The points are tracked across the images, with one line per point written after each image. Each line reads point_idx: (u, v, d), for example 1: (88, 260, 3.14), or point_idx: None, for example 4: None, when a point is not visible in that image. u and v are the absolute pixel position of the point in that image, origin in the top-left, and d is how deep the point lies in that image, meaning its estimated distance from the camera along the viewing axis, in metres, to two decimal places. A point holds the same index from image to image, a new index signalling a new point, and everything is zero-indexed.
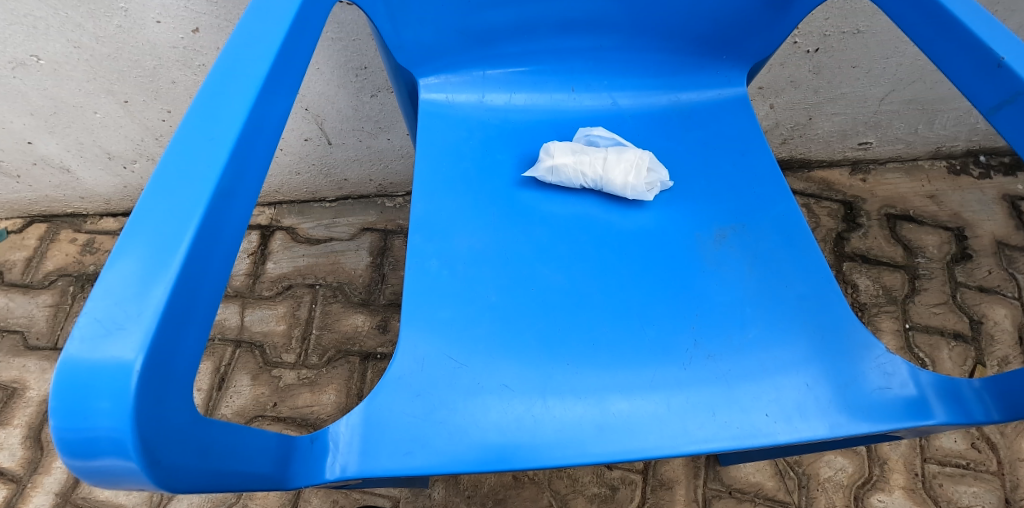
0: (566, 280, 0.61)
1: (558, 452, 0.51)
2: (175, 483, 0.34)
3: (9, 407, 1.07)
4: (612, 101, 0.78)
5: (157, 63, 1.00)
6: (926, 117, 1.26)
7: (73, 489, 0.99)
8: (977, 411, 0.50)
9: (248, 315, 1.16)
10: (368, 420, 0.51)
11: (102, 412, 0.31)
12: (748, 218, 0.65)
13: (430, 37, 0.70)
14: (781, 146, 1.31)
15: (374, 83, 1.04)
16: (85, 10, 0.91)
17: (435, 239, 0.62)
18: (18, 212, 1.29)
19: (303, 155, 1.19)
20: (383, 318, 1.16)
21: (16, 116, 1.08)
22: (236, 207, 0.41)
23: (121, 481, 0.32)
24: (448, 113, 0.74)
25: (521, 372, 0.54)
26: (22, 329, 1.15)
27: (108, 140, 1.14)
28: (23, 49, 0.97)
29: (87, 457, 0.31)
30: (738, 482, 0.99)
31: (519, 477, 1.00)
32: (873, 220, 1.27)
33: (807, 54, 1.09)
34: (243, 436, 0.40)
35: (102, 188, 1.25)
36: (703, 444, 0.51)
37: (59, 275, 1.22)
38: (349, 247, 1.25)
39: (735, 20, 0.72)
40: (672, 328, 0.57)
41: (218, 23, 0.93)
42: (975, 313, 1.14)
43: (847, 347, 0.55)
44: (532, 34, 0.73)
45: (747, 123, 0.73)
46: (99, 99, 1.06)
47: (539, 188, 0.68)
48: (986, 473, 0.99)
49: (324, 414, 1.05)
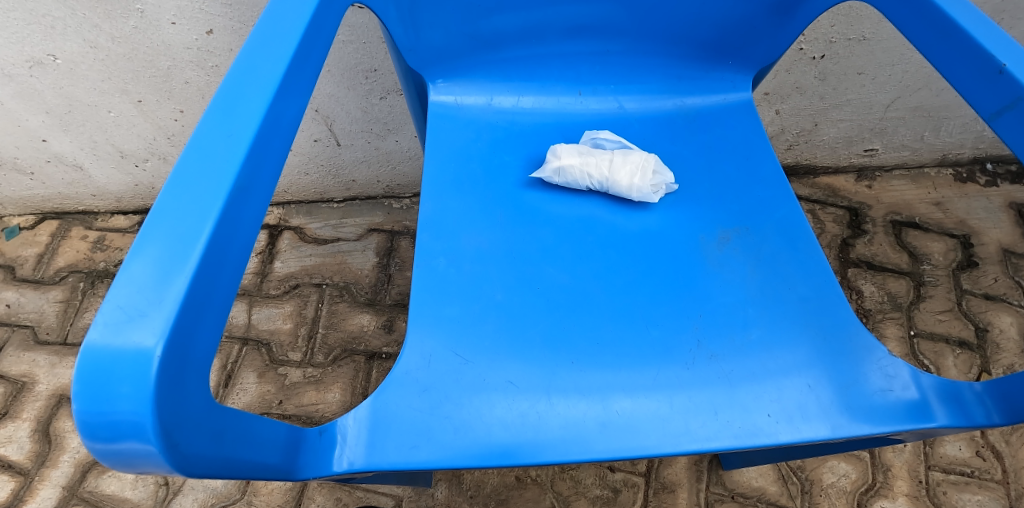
0: (570, 280, 0.62)
1: (561, 448, 0.51)
2: (191, 468, 0.34)
3: (17, 401, 1.08)
4: (618, 105, 0.78)
5: (171, 64, 1.01)
6: (932, 124, 1.26)
7: (80, 483, 1.00)
8: (978, 413, 0.50)
9: (255, 313, 1.17)
10: (375, 414, 0.52)
11: (123, 396, 0.32)
12: (752, 221, 0.65)
13: (441, 41, 0.72)
14: (787, 152, 1.32)
15: (383, 85, 1.06)
16: (102, 10, 0.93)
17: (441, 237, 0.63)
18: (31, 209, 1.31)
19: (312, 156, 1.21)
20: (388, 318, 1.16)
21: (31, 114, 1.10)
22: (253, 202, 0.42)
23: (138, 463, 0.33)
24: (456, 115, 0.75)
25: (526, 370, 0.55)
26: (32, 324, 1.16)
27: (121, 138, 1.15)
28: (40, 48, 0.99)
29: (109, 439, 0.32)
30: (740, 486, 0.99)
31: (522, 478, 1.00)
32: (878, 226, 1.27)
33: (812, 60, 1.10)
34: (254, 426, 0.41)
35: (114, 186, 1.26)
36: (706, 443, 0.51)
37: (69, 271, 1.23)
38: (355, 247, 1.26)
39: (740, 25, 0.72)
40: (675, 328, 0.58)
41: (232, 26, 0.95)
42: (980, 320, 1.14)
43: (850, 350, 0.56)
44: (540, 39, 0.74)
45: (752, 127, 0.74)
46: (113, 99, 1.07)
47: (545, 189, 0.69)
48: (991, 481, 0.99)
49: (329, 413, 1.06)
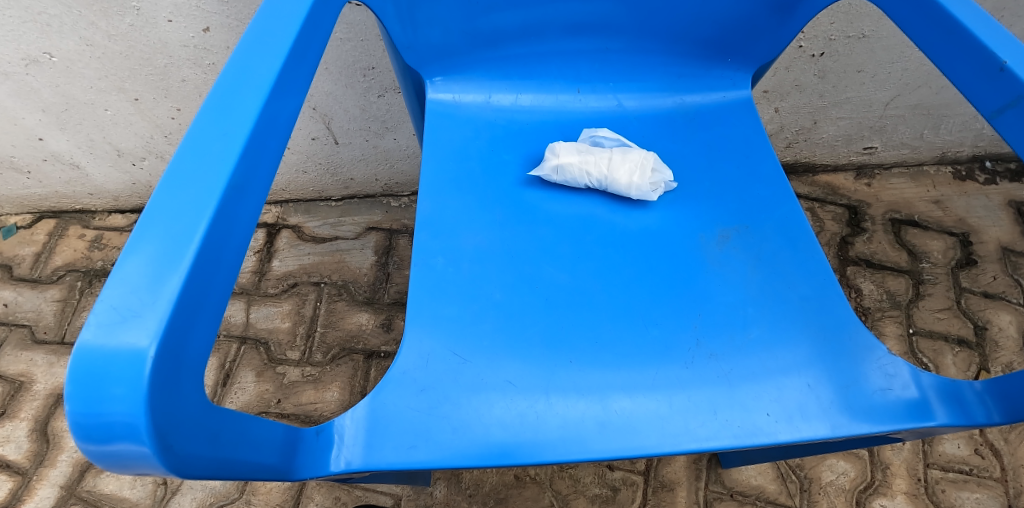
0: (568, 279, 0.61)
1: (560, 448, 0.51)
2: (186, 469, 0.34)
3: (15, 400, 1.08)
4: (617, 103, 0.78)
5: (168, 61, 1.01)
6: (932, 122, 1.26)
7: (78, 482, 1.00)
8: (978, 413, 0.50)
9: (253, 312, 1.17)
10: (372, 414, 0.52)
11: (116, 398, 0.32)
12: (751, 220, 0.65)
13: (439, 38, 0.71)
14: (786, 150, 1.31)
15: (381, 83, 1.05)
16: (98, 8, 0.93)
17: (439, 236, 0.63)
18: (28, 208, 1.31)
19: (310, 154, 1.20)
20: (386, 317, 1.16)
21: (27, 113, 1.09)
22: (248, 201, 0.42)
23: (132, 465, 0.32)
24: (454, 113, 0.74)
25: (524, 369, 0.55)
26: (30, 323, 1.16)
27: (117, 137, 1.15)
28: (36, 46, 0.98)
29: (102, 441, 0.32)
30: (739, 485, 0.99)
31: (521, 477, 1.00)
32: (877, 225, 1.27)
33: (812, 58, 1.09)
34: (251, 427, 0.41)
35: (111, 185, 1.26)
36: (705, 442, 0.51)
37: (67, 270, 1.23)
38: (353, 245, 1.26)
39: (740, 23, 0.72)
40: (674, 327, 0.58)
41: (229, 23, 0.94)
42: (979, 318, 1.14)
43: (849, 349, 0.56)
44: (538, 36, 0.74)
45: (752, 125, 0.73)
46: (110, 97, 1.07)
47: (544, 188, 0.69)
48: (990, 479, 0.99)
49: (328, 412, 1.06)
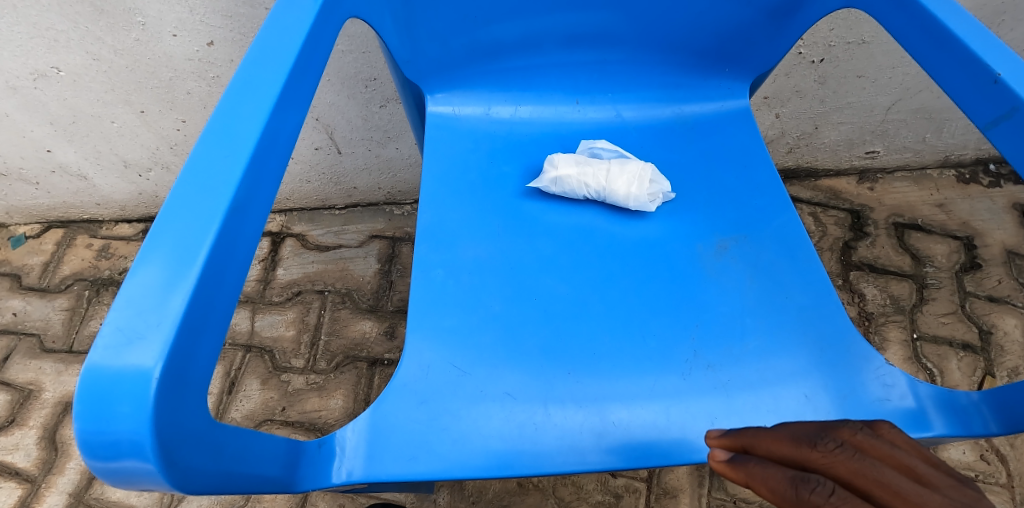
0: (567, 290, 0.62)
1: (558, 459, 0.51)
2: (190, 485, 0.35)
3: (24, 408, 1.09)
4: (616, 113, 0.79)
5: (173, 75, 1.02)
6: (935, 125, 1.26)
7: (86, 490, 1.01)
8: (976, 423, 0.51)
9: (258, 320, 1.18)
10: (374, 426, 0.52)
11: (123, 416, 0.33)
12: (749, 230, 0.65)
13: (439, 52, 0.72)
14: (788, 155, 1.32)
15: (383, 93, 1.06)
16: (104, 23, 0.94)
17: (439, 248, 0.64)
18: (36, 218, 1.32)
19: (313, 163, 1.22)
20: (390, 325, 1.17)
21: (35, 125, 1.11)
22: (250, 221, 0.43)
23: (139, 481, 0.33)
24: (454, 125, 0.75)
25: (523, 381, 0.55)
26: (38, 332, 1.17)
27: (124, 148, 1.16)
28: (44, 61, 1.00)
29: (108, 459, 0.32)
30: (743, 492, 0.99)
31: (524, 484, 1.01)
32: (880, 229, 1.27)
33: (812, 64, 1.10)
34: (254, 440, 0.41)
35: (118, 195, 1.27)
36: (703, 453, 0.51)
37: (74, 279, 1.24)
38: (357, 254, 1.27)
39: (736, 32, 0.73)
40: (673, 338, 0.58)
41: (232, 37, 0.96)
42: (984, 322, 1.14)
43: (847, 358, 0.56)
44: (537, 48, 0.75)
45: (750, 135, 0.74)
46: (116, 109, 1.08)
47: (544, 199, 0.69)
48: (997, 485, 0.98)
49: (332, 419, 1.06)
